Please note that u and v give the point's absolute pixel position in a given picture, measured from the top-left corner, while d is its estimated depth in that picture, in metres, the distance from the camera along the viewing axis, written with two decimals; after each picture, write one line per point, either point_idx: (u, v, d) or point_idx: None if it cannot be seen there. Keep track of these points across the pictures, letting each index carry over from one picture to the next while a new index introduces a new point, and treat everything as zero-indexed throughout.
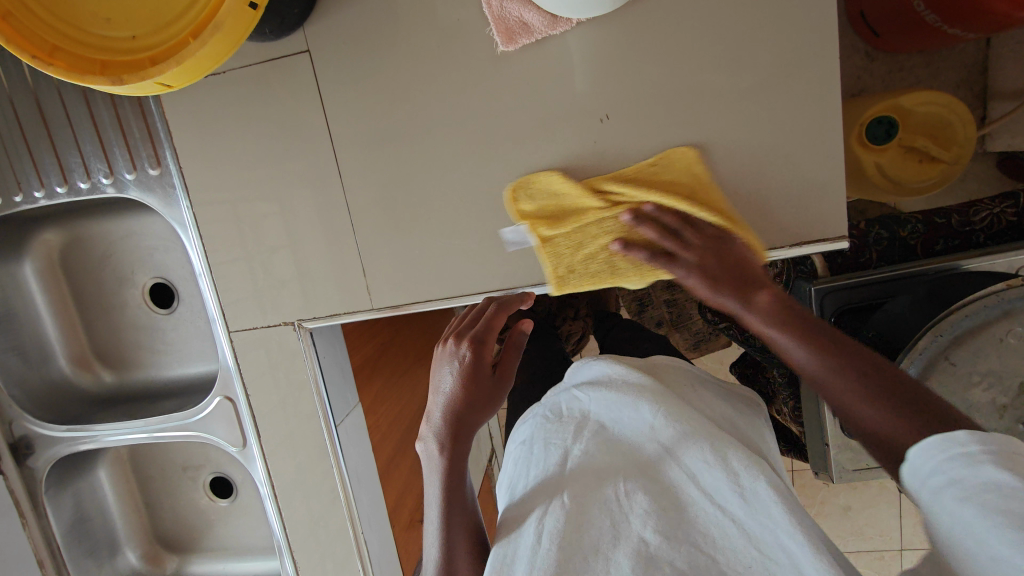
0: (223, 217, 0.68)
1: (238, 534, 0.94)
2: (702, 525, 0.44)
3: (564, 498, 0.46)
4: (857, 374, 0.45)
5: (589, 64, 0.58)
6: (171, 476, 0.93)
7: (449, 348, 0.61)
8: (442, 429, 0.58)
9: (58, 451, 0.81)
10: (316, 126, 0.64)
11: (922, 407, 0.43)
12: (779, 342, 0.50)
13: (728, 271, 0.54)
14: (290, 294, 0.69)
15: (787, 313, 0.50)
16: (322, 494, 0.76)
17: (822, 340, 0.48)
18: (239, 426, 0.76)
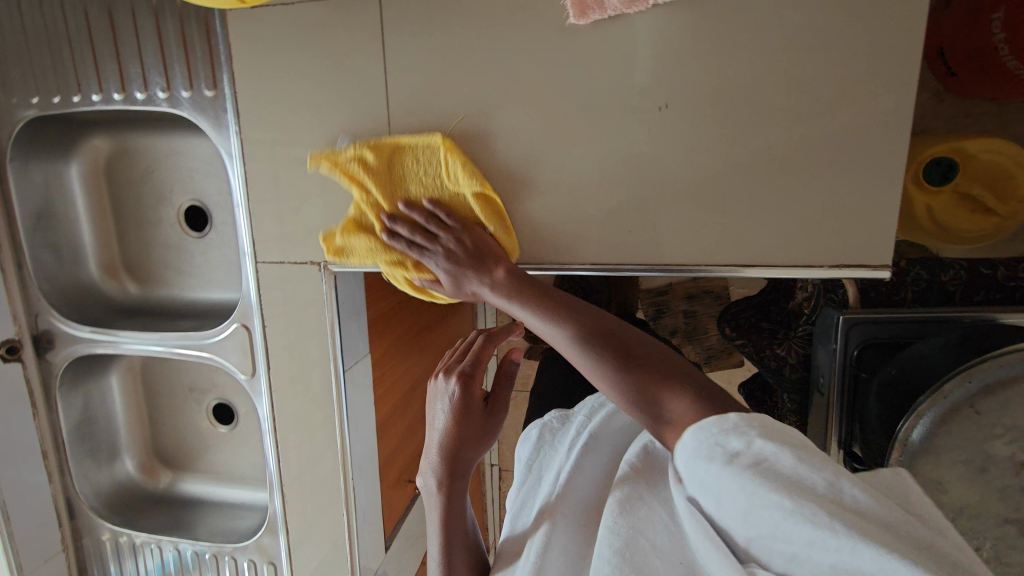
0: (267, 148, 0.69)
1: (232, 461, 0.96)
2: (641, 517, 0.43)
3: (552, 519, 0.50)
4: (620, 364, 0.49)
5: (656, 51, 0.57)
6: (177, 395, 0.96)
7: (441, 384, 0.63)
8: (440, 466, 0.60)
9: (77, 350, 0.84)
10: (372, 72, 0.64)
11: (664, 365, 0.49)
12: (551, 336, 0.55)
13: (470, 254, 0.63)
14: (320, 234, 0.70)
15: (545, 301, 0.56)
16: (318, 438, 0.76)
17: (619, 344, 0.51)
18: (251, 357, 0.77)
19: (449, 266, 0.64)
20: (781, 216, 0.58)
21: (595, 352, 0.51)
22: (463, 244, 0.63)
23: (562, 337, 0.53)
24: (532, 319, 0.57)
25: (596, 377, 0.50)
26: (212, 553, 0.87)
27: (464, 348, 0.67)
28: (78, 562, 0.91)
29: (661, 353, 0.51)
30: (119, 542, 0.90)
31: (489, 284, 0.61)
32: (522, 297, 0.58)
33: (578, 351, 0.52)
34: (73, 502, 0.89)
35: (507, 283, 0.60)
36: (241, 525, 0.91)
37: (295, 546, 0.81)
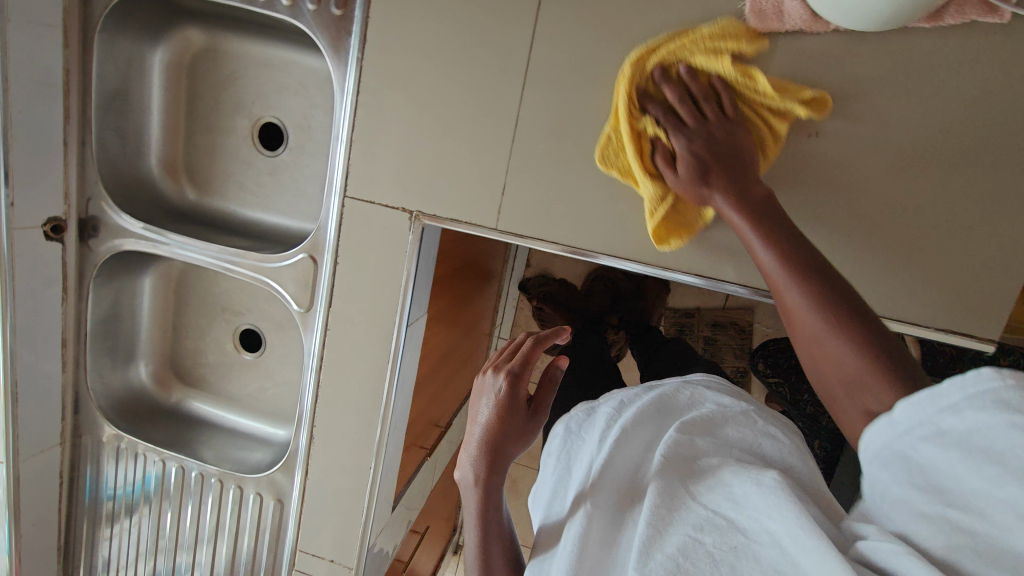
0: (381, 80, 0.65)
1: (251, 391, 0.93)
2: (691, 519, 0.43)
3: (587, 507, 0.49)
4: (818, 297, 0.42)
5: (825, 77, 0.55)
6: (207, 311, 0.93)
7: (489, 380, 0.65)
8: (477, 460, 0.61)
9: (123, 244, 0.80)
10: (520, 28, 0.60)
11: (864, 322, 0.41)
12: (756, 245, 0.47)
13: (722, 161, 0.52)
14: (417, 182, 0.66)
15: (765, 208, 0.49)
16: (363, 388, 0.73)
17: (826, 288, 0.43)
18: (311, 290, 0.74)
19: (693, 155, 0.52)
20: (900, 270, 0.57)
21: (798, 285, 0.43)
22: (711, 135, 0.52)
23: (795, 296, 0.43)
24: (734, 214, 0.49)
25: (786, 295, 0.44)
26: (218, 480, 0.84)
27: (513, 346, 0.69)
28: (71, 458, 0.89)
29: (869, 315, 0.42)
30: (120, 447, 0.87)
31: (734, 196, 0.50)
32: (732, 194, 0.50)
33: (825, 330, 0.41)
34: (82, 397, 0.86)
35: (726, 151, 0.52)
36: (250, 458, 0.89)
37: (308, 493, 0.79)
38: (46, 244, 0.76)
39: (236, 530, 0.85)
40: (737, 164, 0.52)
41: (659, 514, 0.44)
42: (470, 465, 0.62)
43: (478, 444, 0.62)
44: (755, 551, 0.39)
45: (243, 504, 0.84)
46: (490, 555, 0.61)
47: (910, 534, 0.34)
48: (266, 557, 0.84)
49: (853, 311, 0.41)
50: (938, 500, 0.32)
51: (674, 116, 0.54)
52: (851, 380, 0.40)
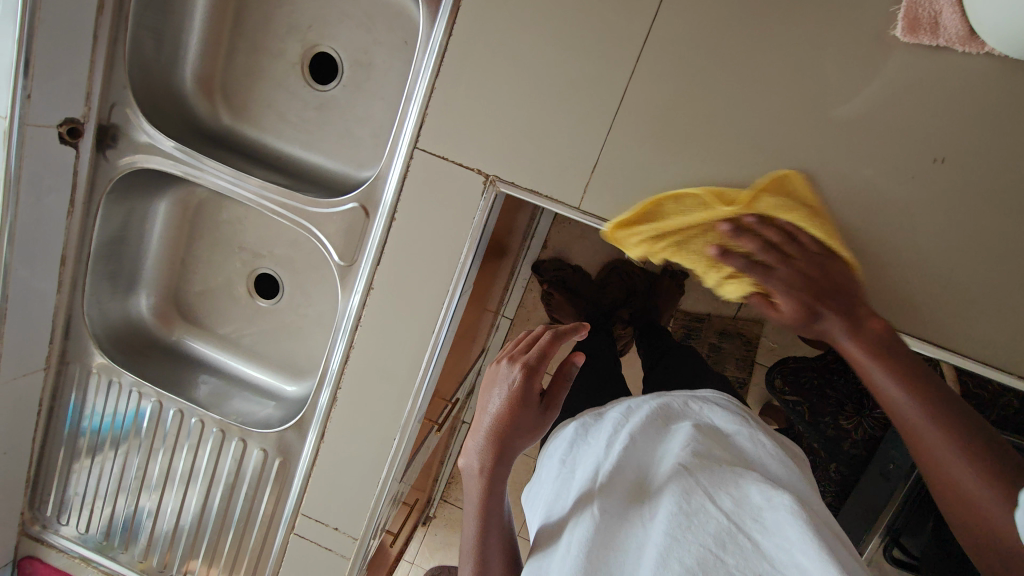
0: (477, 24, 0.58)
1: (261, 340, 0.87)
2: (710, 529, 0.41)
3: (596, 510, 0.46)
4: (953, 433, 0.37)
5: (967, 101, 0.51)
6: (223, 248, 0.85)
7: (504, 370, 0.61)
8: (485, 450, 0.57)
9: (154, 163, 0.72)
10: None
11: (959, 414, 0.38)
12: (869, 368, 0.40)
13: (829, 286, 0.43)
14: (498, 144, 0.61)
15: (886, 333, 0.41)
16: (399, 356, 0.68)
17: (940, 400, 0.39)
18: (357, 243, 0.69)
19: (798, 301, 0.43)
20: (997, 316, 0.55)
21: (920, 399, 0.38)
22: (808, 262, 0.44)
23: (908, 406, 0.39)
24: (856, 348, 0.41)
25: (920, 437, 0.38)
26: (219, 429, 0.79)
27: (530, 339, 0.64)
28: (54, 386, 0.81)
29: (943, 388, 0.40)
30: (113, 381, 0.80)
31: (850, 325, 0.42)
32: (834, 302, 0.42)
33: (929, 430, 0.38)
34: (74, 322, 0.78)
35: (819, 269, 0.44)
36: (255, 411, 0.83)
37: (320, 456, 0.74)
38: (59, 146, 0.67)
39: (232, 484, 0.80)
40: (829, 270, 0.44)
41: (678, 521, 0.42)
42: (474, 455, 0.58)
43: (484, 433, 0.58)
44: None
45: (244, 457, 0.79)
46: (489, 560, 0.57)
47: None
48: (262, 516, 0.79)
49: (981, 421, 0.39)
50: None
51: (761, 262, 0.45)
52: (959, 498, 0.37)
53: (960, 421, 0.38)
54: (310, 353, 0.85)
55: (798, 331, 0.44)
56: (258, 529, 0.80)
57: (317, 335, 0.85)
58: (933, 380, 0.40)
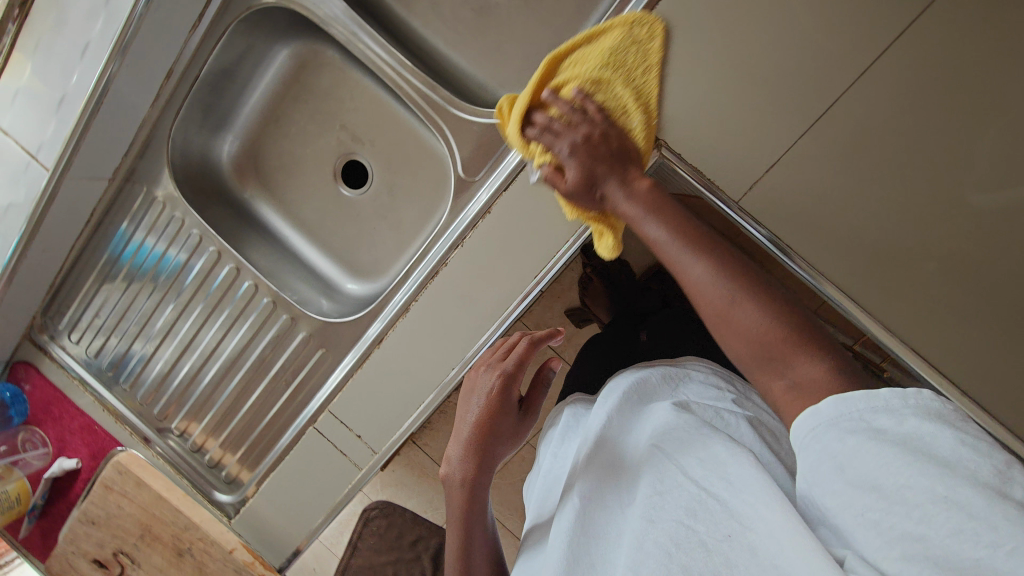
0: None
1: (331, 226, 0.83)
2: (680, 501, 0.37)
3: (576, 498, 0.42)
4: (727, 268, 0.37)
5: None
6: (325, 121, 0.80)
7: (481, 378, 0.55)
8: (464, 464, 0.52)
9: (314, 13, 0.68)
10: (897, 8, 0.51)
11: (720, 245, 0.39)
12: (637, 219, 0.43)
13: (600, 140, 0.49)
14: (679, 109, 0.57)
15: (655, 190, 0.44)
16: (489, 288, 0.66)
17: (679, 217, 0.41)
18: (491, 161, 0.66)
19: (577, 163, 0.48)
20: None
21: (656, 222, 0.41)
22: (596, 124, 0.50)
23: (655, 233, 0.41)
24: (623, 203, 0.44)
25: (680, 273, 0.39)
26: (271, 301, 0.77)
27: (506, 343, 0.57)
28: (111, 198, 0.76)
29: (701, 226, 0.40)
30: (176, 215, 0.77)
31: (623, 187, 0.45)
32: (634, 173, 0.46)
33: (674, 245, 0.39)
34: (158, 140, 0.74)
35: (612, 132, 0.50)
36: (308, 295, 0.80)
37: (371, 360, 0.71)
38: None
39: (265, 359, 0.78)
40: (591, 145, 0.49)
41: (648, 505, 0.39)
42: (454, 465, 0.52)
43: (463, 443, 0.52)
44: (753, 540, 0.33)
45: (289, 337, 0.77)
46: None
47: (873, 561, 0.28)
48: (285, 397, 0.78)
49: (745, 257, 0.39)
50: (889, 511, 0.28)
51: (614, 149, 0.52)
52: (758, 349, 0.35)
53: (734, 258, 0.38)
54: (378, 258, 0.81)
55: (583, 203, 0.49)
56: (278, 408, 0.79)
57: (392, 242, 0.80)
58: (694, 222, 0.41)
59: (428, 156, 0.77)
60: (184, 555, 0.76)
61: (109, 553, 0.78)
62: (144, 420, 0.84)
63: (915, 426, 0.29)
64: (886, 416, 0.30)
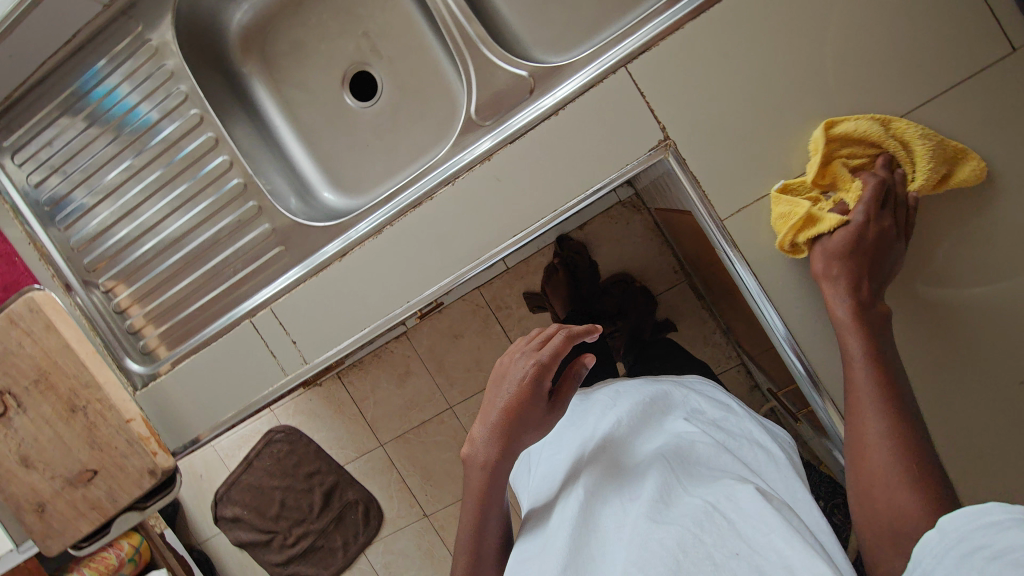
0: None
1: (324, 131, 0.80)
2: (690, 515, 0.48)
3: (581, 491, 0.57)
4: (908, 433, 0.46)
5: None
6: (349, 21, 0.77)
7: (517, 366, 0.66)
8: (491, 443, 0.64)
9: None
10: (909, 89, 0.55)
11: (899, 401, 0.49)
12: (847, 336, 0.53)
13: (867, 255, 0.54)
14: (697, 116, 0.58)
15: (870, 326, 0.53)
16: (467, 233, 0.65)
17: (888, 367, 0.51)
18: (504, 111, 0.65)
19: (834, 251, 0.55)
20: None
21: (860, 340, 0.52)
22: (879, 231, 0.54)
23: (857, 352, 0.52)
24: (841, 311, 0.54)
25: (858, 396, 0.50)
26: (243, 183, 0.73)
27: (543, 337, 0.68)
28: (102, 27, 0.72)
29: (901, 386, 0.50)
30: (167, 67, 0.72)
31: (849, 300, 0.54)
32: (858, 287, 0.54)
33: (865, 380, 0.50)
34: None
35: (879, 262, 0.54)
36: (281, 190, 0.78)
37: (329, 271, 0.70)
38: None
39: (219, 240, 0.75)
40: (882, 256, 0.54)
41: (656, 508, 0.51)
42: (483, 445, 0.64)
43: (493, 425, 0.63)
44: (755, 563, 0.44)
45: (250, 225, 0.74)
46: (488, 535, 0.66)
47: None
48: (231, 284, 0.76)
49: (924, 434, 0.47)
50: None
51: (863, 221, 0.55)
52: (892, 484, 0.45)
53: (910, 422, 0.47)
54: (364, 178, 0.79)
55: (817, 270, 0.57)
56: (220, 293, 0.76)
57: (382, 164, 0.79)
58: (897, 382, 0.51)
59: (443, 91, 0.76)
60: (77, 412, 0.72)
61: None
62: (71, 267, 0.78)
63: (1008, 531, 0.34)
64: (992, 530, 0.35)
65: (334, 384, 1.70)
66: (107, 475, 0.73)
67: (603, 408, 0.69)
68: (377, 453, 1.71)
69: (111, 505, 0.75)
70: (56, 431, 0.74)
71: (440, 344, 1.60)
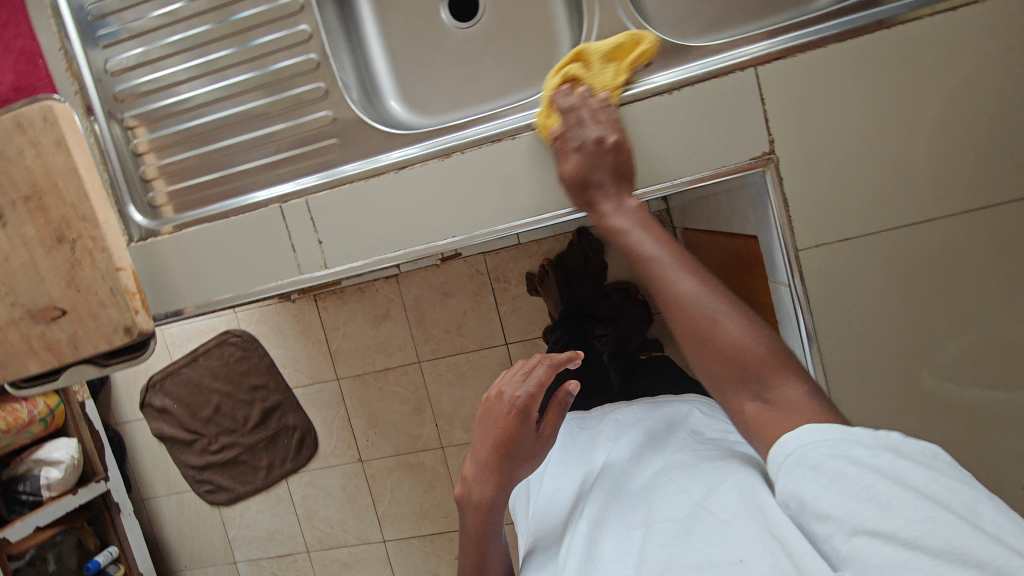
0: (911, 48, 0.55)
1: (410, 36, 0.75)
2: (679, 529, 0.47)
3: (588, 520, 0.57)
4: (703, 325, 0.51)
5: None
6: None
7: (501, 402, 0.64)
8: (483, 484, 0.64)
9: None
10: (1010, 179, 0.56)
11: (673, 304, 0.53)
12: (640, 261, 0.56)
13: (613, 169, 0.58)
14: (811, 140, 0.57)
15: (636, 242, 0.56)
16: (539, 185, 0.62)
17: (657, 270, 0.55)
18: (614, 74, 0.62)
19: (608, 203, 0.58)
20: None
21: (682, 278, 0.53)
22: (597, 155, 0.58)
23: (680, 279, 0.53)
24: (650, 241, 0.56)
25: (681, 305, 0.52)
26: (316, 61, 0.68)
27: (528, 369, 0.66)
28: None
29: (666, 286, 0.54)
30: None
31: (616, 208, 0.58)
32: (641, 214, 0.58)
33: (672, 298, 0.53)
34: None
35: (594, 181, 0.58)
36: (350, 81, 0.72)
37: (380, 179, 0.65)
38: None
39: (271, 112, 0.70)
40: (596, 162, 0.58)
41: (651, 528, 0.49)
42: (476, 486, 0.64)
43: (483, 465, 0.63)
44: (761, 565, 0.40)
45: (310, 107, 0.69)
46: (489, 572, 0.67)
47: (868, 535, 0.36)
48: (269, 161, 0.70)
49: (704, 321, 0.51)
50: (865, 499, 0.37)
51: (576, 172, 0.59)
52: (737, 365, 0.50)
53: (684, 315, 0.52)
54: (435, 99, 0.75)
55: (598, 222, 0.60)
56: (253, 167, 0.71)
57: (460, 90, 0.75)
58: (664, 273, 0.54)
59: (547, 35, 0.72)
60: (64, 244, 0.66)
61: None
62: (98, 90, 0.71)
63: (879, 450, 0.40)
64: (861, 443, 0.41)
65: (307, 305, 1.63)
66: (76, 319, 0.67)
67: (604, 446, 0.70)
68: (330, 385, 1.66)
69: (69, 352, 0.69)
70: (33, 256, 0.67)
71: (429, 296, 1.56)
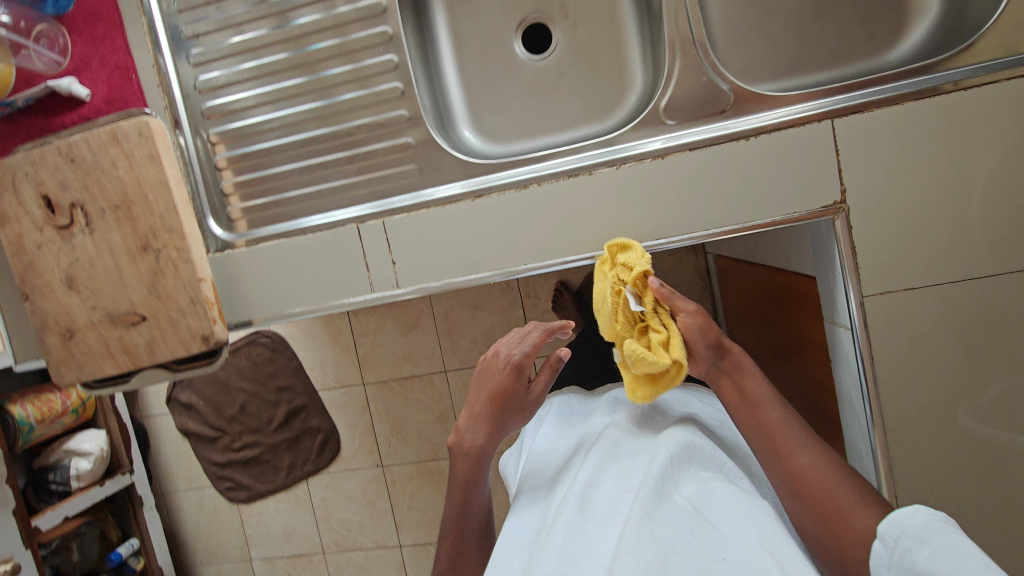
0: (985, 110, 0.57)
1: (485, 68, 0.78)
2: (674, 519, 0.47)
3: (586, 475, 0.55)
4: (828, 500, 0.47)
5: None
6: None
7: (497, 357, 0.67)
8: (474, 432, 0.65)
9: None
10: None
11: (813, 485, 0.48)
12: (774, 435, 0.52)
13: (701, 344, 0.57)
14: (881, 191, 0.59)
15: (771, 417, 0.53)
16: (613, 219, 0.64)
17: (792, 448, 0.51)
18: (692, 118, 0.65)
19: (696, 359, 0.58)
20: None
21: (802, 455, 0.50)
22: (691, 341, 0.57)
23: (804, 458, 0.50)
24: (774, 418, 0.53)
25: (819, 485, 0.48)
26: (400, 89, 0.71)
27: (525, 331, 0.68)
28: None
29: (809, 473, 0.49)
30: None
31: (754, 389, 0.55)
32: (742, 380, 0.56)
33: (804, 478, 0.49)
34: None
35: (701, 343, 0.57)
36: (428, 109, 0.75)
37: (458, 205, 0.67)
38: None
39: (351, 135, 0.72)
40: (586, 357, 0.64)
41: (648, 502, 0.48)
42: (468, 434, 0.65)
43: (477, 413, 0.65)
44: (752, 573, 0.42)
45: (391, 132, 0.72)
46: (468, 531, 0.66)
47: None
48: (346, 181, 0.73)
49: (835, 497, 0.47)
50: None
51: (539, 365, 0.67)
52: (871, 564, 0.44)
53: (821, 496, 0.48)
54: (507, 129, 0.78)
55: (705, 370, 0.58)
56: (330, 186, 0.73)
57: (531, 121, 0.77)
58: (798, 461, 0.50)
59: (618, 75, 0.75)
60: (149, 253, 0.69)
61: (67, 200, 0.69)
62: (187, 106, 0.74)
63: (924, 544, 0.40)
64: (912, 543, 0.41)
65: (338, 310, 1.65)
66: (155, 325, 0.70)
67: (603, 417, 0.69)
68: (355, 390, 1.68)
69: (146, 357, 0.71)
70: (118, 263, 0.69)
71: (459, 308, 1.59)
